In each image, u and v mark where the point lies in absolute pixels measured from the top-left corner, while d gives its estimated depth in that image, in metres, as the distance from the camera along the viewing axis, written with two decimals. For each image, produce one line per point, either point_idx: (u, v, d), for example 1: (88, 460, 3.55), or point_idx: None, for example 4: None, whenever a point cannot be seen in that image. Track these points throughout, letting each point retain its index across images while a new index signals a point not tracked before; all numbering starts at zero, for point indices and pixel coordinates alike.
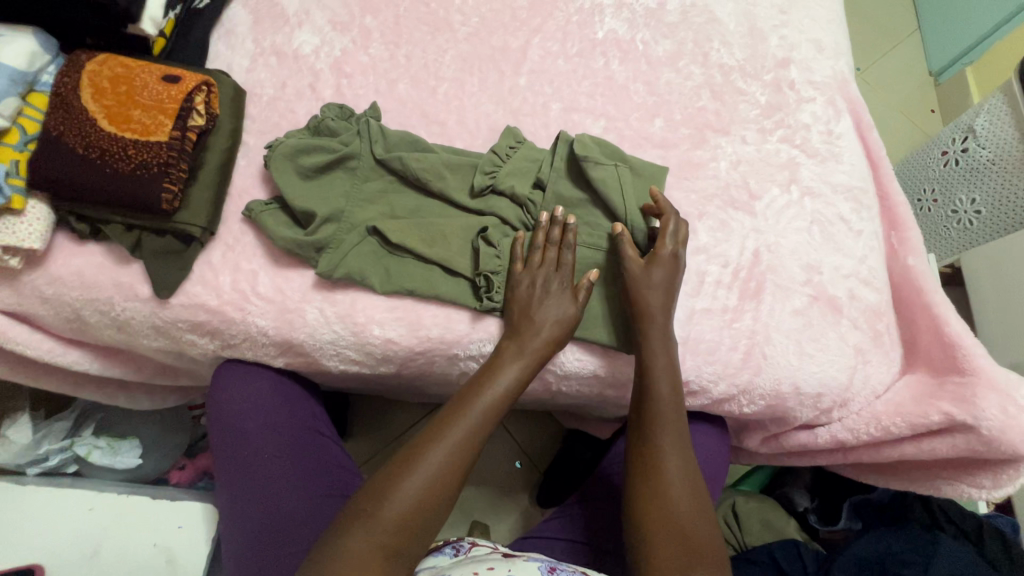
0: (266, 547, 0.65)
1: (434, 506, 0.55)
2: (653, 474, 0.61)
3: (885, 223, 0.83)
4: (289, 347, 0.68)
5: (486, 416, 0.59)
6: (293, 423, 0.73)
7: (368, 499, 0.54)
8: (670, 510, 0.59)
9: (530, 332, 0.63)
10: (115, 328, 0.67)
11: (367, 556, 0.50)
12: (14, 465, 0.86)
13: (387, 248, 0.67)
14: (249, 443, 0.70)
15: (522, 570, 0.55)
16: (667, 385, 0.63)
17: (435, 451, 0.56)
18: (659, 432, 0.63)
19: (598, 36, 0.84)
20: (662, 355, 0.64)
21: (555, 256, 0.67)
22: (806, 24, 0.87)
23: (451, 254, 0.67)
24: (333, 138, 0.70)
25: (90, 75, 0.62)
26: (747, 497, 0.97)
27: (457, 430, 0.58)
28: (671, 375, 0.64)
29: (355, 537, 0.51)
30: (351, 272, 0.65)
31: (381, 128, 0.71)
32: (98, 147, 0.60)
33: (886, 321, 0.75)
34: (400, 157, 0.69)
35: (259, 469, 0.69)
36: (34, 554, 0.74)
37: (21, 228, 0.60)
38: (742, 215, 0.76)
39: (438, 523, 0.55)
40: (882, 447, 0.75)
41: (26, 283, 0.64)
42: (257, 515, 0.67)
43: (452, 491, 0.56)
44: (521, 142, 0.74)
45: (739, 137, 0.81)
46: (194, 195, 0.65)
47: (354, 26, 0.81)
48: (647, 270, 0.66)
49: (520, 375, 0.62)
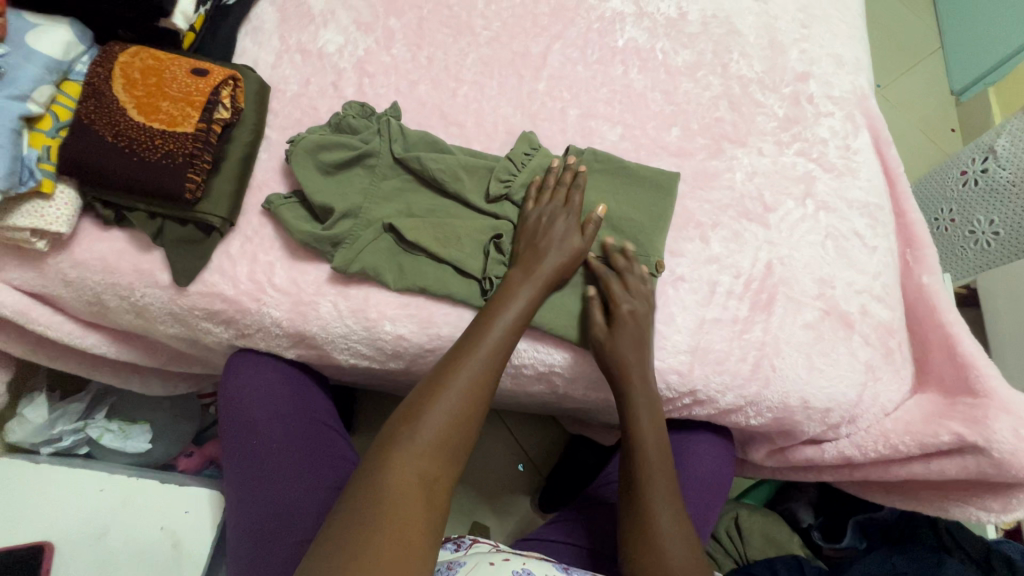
0: (268, 536, 0.66)
1: (465, 427, 0.57)
2: (643, 505, 0.64)
3: (901, 240, 0.82)
4: (302, 339, 0.69)
5: (511, 326, 0.62)
6: (298, 412, 0.73)
7: (399, 421, 0.56)
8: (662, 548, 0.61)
9: (535, 257, 0.66)
10: (134, 314, 0.69)
11: (408, 479, 0.53)
12: (28, 444, 0.88)
13: (402, 245, 0.68)
14: (262, 421, 0.72)
15: (537, 566, 0.60)
16: (653, 439, 0.66)
17: (460, 371, 0.59)
18: (646, 472, 0.65)
19: (618, 44, 0.85)
20: (644, 416, 0.66)
21: (565, 195, 0.70)
22: (826, 39, 0.88)
23: (461, 252, 0.68)
24: (353, 135, 0.71)
25: (122, 66, 0.64)
26: (750, 509, 0.96)
27: (485, 344, 0.60)
28: (656, 429, 0.66)
29: (392, 459, 0.54)
30: (366, 268, 0.66)
31: (400, 128, 0.72)
32: (127, 136, 0.62)
33: (898, 339, 0.75)
34: (416, 155, 0.70)
35: (274, 447, 0.71)
36: (41, 533, 0.74)
37: (49, 212, 0.61)
38: (756, 226, 0.76)
39: (472, 435, 0.58)
40: (890, 465, 0.74)
41: (51, 266, 0.65)
42: (264, 494, 0.68)
43: (482, 406, 0.59)
44: (537, 148, 0.75)
45: (756, 148, 0.81)
46: (216, 186, 0.66)
47: (378, 27, 0.83)
48: (575, 233, 0.68)
49: (530, 300, 0.64)
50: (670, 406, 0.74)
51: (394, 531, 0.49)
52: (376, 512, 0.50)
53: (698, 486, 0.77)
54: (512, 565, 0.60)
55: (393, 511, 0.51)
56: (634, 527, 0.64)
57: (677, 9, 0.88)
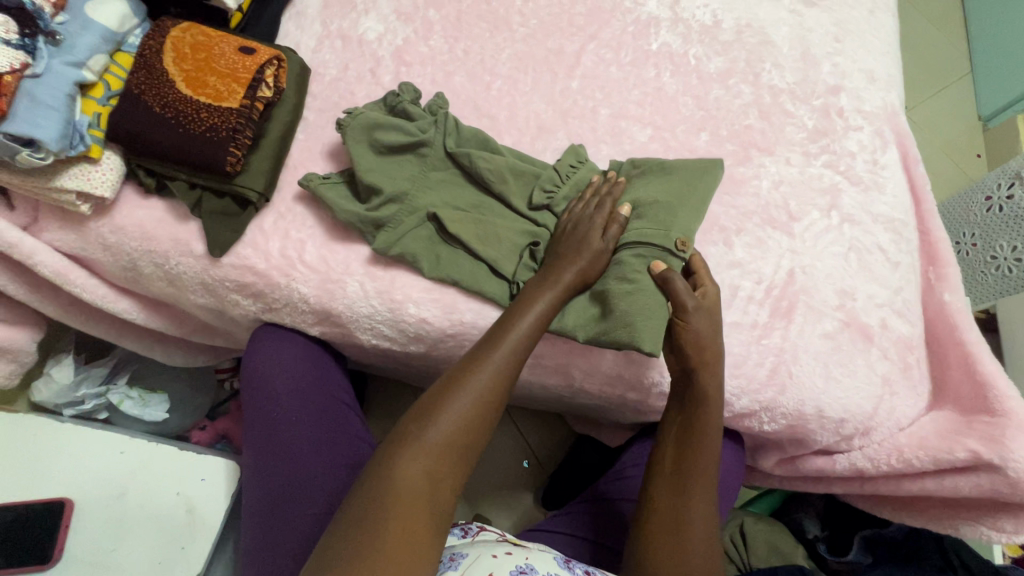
0: (282, 513, 0.68)
1: (475, 429, 0.58)
2: (680, 483, 0.66)
3: (924, 257, 0.83)
4: (327, 316, 0.70)
5: (527, 331, 0.62)
6: (316, 393, 0.74)
7: (411, 424, 0.57)
8: (682, 528, 0.65)
9: (560, 263, 0.66)
10: (167, 282, 0.70)
11: (415, 480, 0.54)
12: (52, 404, 0.91)
13: (441, 235, 0.69)
14: (284, 399, 0.73)
15: (538, 560, 0.62)
16: (711, 439, 0.66)
17: (474, 377, 0.59)
18: (693, 456, 0.66)
19: (652, 47, 0.86)
20: (704, 417, 0.66)
21: (596, 202, 0.70)
22: (859, 54, 0.90)
23: (489, 249, 0.68)
24: (409, 121, 0.72)
25: (174, 40, 0.66)
26: (756, 518, 0.94)
27: (499, 351, 0.60)
28: (714, 433, 0.66)
29: (403, 461, 0.54)
30: (404, 253, 0.67)
31: (456, 122, 0.73)
32: (175, 107, 0.63)
33: (916, 354, 0.75)
34: (463, 153, 0.71)
35: (293, 429, 0.71)
36: (63, 489, 0.76)
37: (95, 176, 0.63)
38: (780, 234, 0.77)
39: (486, 433, 0.59)
40: (901, 480, 0.74)
41: (92, 230, 0.67)
42: (281, 475, 0.70)
43: (495, 407, 0.59)
44: (583, 162, 0.75)
45: (783, 157, 0.82)
46: (255, 161, 0.68)
47: (417, 17, 0.84)
48: (594, 232, 0.67)
49: (550, 304, 0.64)
50: None
51: (395, 536, 0.51)
52: (382, 514, 0.52)
53: None
54: (514, 558, 0.61)
55: (397, 514, 0.52)
56: (666, 522, 0.66)
57: (712, 16, 0.89)
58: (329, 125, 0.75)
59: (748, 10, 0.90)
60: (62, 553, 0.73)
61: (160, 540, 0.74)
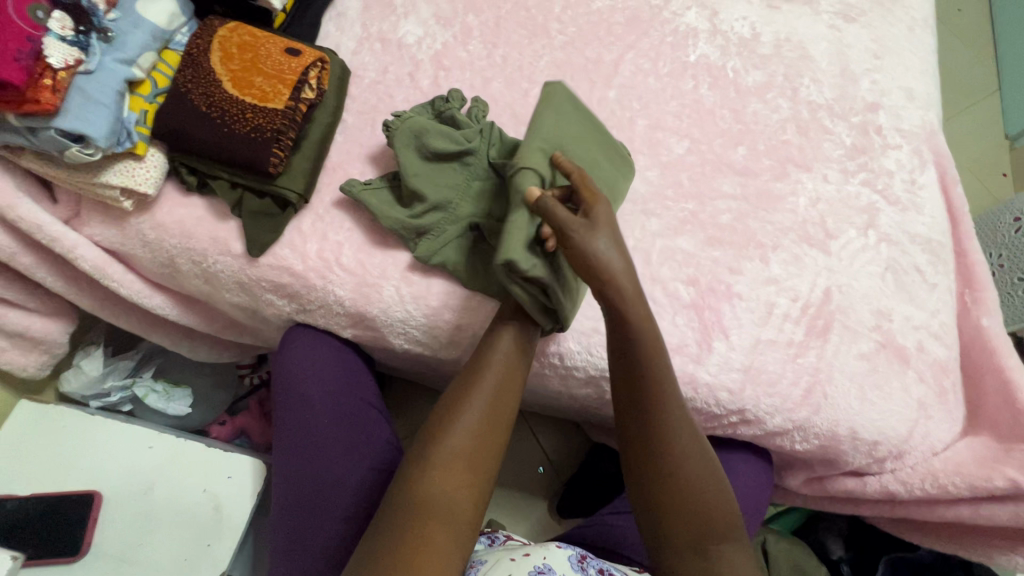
0: (307, 518, 0.68)
1: (484, 438, 0.61)
2: (652, 433, 0.60)
3: (960, 280, 0.82)
4: (361, 320, 0.70)
5: (520, 342, 0.65)
6: (337, 396, 0.74)
7: (426, 444, 0.60)
8: (678, 479, 0.59)
9: None
10: (203, 279, 0.71)
11: (437, 495, 0.56)
12: (79, 395, 0.91)
13: (483, 246, 0.69)
14: (299, 407, 0.73)
15: (557, 560, 0.63)
16: (669, 394, 0.60)
17: (478, 394, 0.62)
18: (651, 401, 0.60)
19: (690, 59, 0.86)
20: (655, 369, 0.60)
21: None
22: (898, 72, 0.89)
23: (511, 261, 0.66)
24: (457, 129, 0.71)
25: (221, 39, 0.66)
26: (778, 538, 0.91)
27: (496, 366, 0.64)
28: (665, 382, 0.60)
29: (426, 481, 0.57)
30: (446, 262, 0.67)
31: (502, 134, 0.72)
32: (220, 106, 0.64)
33: (952, 379, 0.74)
34: (510, 171, 0.68)
35: (315, 438, 0.71)
36: (90, 482, 0.76)
37: (139, 173, 0.63)
38: (817, 252, 0.76)
39: (498, 444, 0.62)
40: (935, 506, 0.73)
41: (132, 226, 0.67)
42: (303, 481, 0.70)
43: (502, 415, 0.63)
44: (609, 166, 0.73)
45: (821, 174, 0.81)
46: (296, 162, 0.68)
47: (456, 22, 0.84)
48: None
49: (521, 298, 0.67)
50: (716, 423, 0.73)
51: (430, 552, 0.53)
52: (413, 534, 0.54)
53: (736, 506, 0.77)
54: (532, 559, 0.63)
55: (429, 530, 0.54)
56: (665, 498, 0.59)
57: (751, 29, 0.88)
58: (367, 128, 0.75)
59: (787, 24, 0.89)
60: (90, 545, 0.73)
61: (186, 536, 0.75)
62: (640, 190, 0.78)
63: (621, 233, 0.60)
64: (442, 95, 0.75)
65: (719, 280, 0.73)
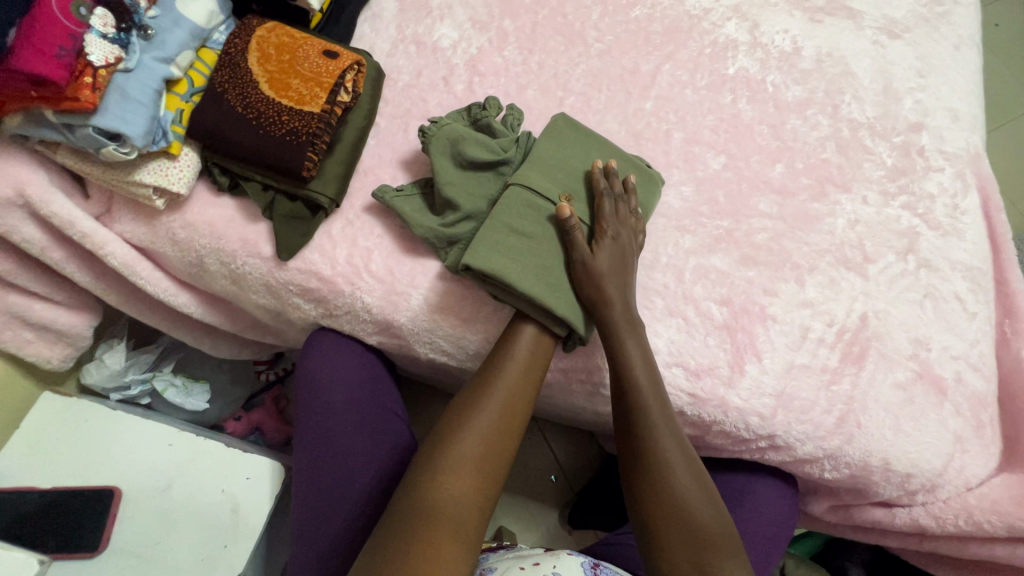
0: (318, 521, 0.67)
1: (494, 449, 0.58)
2: (652, 454, 0.60)
3: (1000, 310, 0.79)
4: (387, 327, 0.70)
5: (531, 353, 0.63)
6: (356, 400, 0.73)
7: (436, 447, 0.57)
8: (678, 502, 0.58)
9: None
10: (230, 280, 0.70)
11: (443, 504, 0.54)
12: (100, 387, 0.91)
13: None
14: (318, 410, 0.73)
15: (567, 568, 0.61)
16: (665, 418, 0.61)
17: (490, 399, 0.60)
18: (649, 420, 0.61)
19: (728, 72, 0.84)
20: (652, 393, 0.61)
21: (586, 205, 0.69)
22: (943, 91, 0.86)
23: (513, 266, 0.62)
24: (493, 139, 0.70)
25: (259, 40, 0.65)
26: (798, 561, 0.90)
27: (509, 372, 0.61)
28: (662, 407, 0.61)
29: (434, 485, 0.55)
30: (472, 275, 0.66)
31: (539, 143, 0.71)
32: (256, 108, 0.63)
33: (989, 413, 0.72)
34: (529, 186, 0.66)
35: (330, 442, 0.71)
36: (110, 478, 0.76)
37: (173, 172, 0.63)
38: (854, 276, 0.74)
39: (508, 455, 0.59)
40: (967, 543, 0.73)
41: (163, 224, 0.67)
42: (315, 483, 0.69)
43: (514, 426, 0.60)
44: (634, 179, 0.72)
45: (860, 196, 0.79)
46: (328, 166, 0.67)
47: (492, 26, 0.83)
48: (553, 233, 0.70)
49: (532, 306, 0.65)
50: (744, 447, 0.72)
51: (437, 557, 0.50)
52: (419, 539, 0.51)
53: (757, 533, 0.75)
54: (542, 568, 0.61)
55: (437, 534, 0.51)
56: (665, 522, 0.58)
57: (792, 42, 0.86)
58: (400, 132, 0.74)
59: (829, 39, 0.87)
60: (109, 541, 0.73)
61: (204, 535, 0.74)
62: (674, 205, 0.76)
63: (626, 264, 0.64)
64: (480, 102, 0.74)
65: (752, 301, 0.72)
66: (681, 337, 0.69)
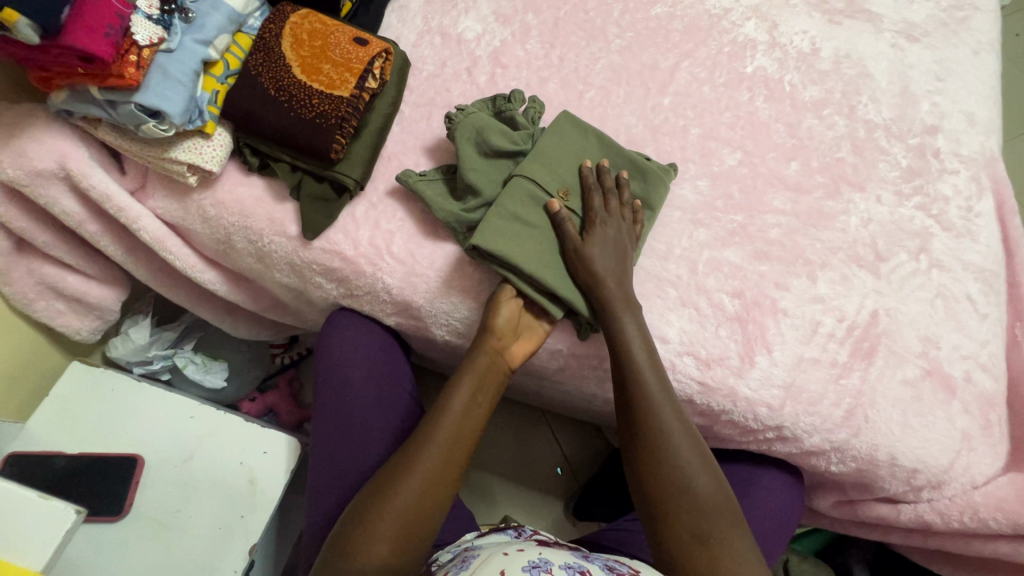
0: (329, 494, 0.69)
1: (430, 503, 0.57)
2: (649, 430, 0.62)
3: (1010, 313, 0.80)
4: (406, 308, 0.72)
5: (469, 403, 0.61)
6: (370, 379, 0.75)
7: (358, 519, 0.55)
8: (680, 472, 0.60)
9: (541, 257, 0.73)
10: (256, 258, 0.72)
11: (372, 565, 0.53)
12: (124, 361, 0.94)
13: None
14: (330, 387, 0.75)
15: (553, 555, 0.56)
16: (662, 391, 0.62)
17: (411, 475, 0.56)
18: (645, 395, 0.62)
19: (747, 70, 0.85)
20: (651, 373, 0.63)
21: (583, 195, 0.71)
22: (960, 95, 0.87)
23: (516, 249, 0.65)
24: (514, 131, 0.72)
25: (293, 26, 0.68)
26: (802, 557, 0.91)
27: (450, 417, 0.60)
28: (662, 384, 0.63)
29: (366, 544, 0.54)
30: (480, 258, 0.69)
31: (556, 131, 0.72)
32: (289, 91, 0.65)
33: (997, 412, 0.73)
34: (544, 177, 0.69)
35: (342, 418, 0.73)
36: (133, 446, 0.79)
37: (207, 150, 0.65)
38: (866, 273, 0.75)
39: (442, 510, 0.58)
40: (971, 539, 0.73)
41: (194, 201, 0.70)
42: (326, 458, 0.71)
43: (450, 479, 0.59)
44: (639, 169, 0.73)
45: (874, 195, 0.80)
46: (355, 150, 0.69)
47: (515, 20, 0.85)
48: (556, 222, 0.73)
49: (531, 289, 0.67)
50: (752, 438, 0.73)
51: None
52: None
53: (764, 524, 0.76)
54: (527, 554, 0.56)
55: None
56: (670, 493, 0.59)
57: (810, 43, 0.87)
58: (424, 120, 0.76)
59: (848, 41, 0.88)
60: (132, 507, 0.75)
61: (222, 506, 0.76)
62: (690, 199, 0.78)
63: (618, 251, 0.67)
64: (505, 94, 0.76)
65: (764, 294, 0.73)
66: (693, 327, 0.71)
